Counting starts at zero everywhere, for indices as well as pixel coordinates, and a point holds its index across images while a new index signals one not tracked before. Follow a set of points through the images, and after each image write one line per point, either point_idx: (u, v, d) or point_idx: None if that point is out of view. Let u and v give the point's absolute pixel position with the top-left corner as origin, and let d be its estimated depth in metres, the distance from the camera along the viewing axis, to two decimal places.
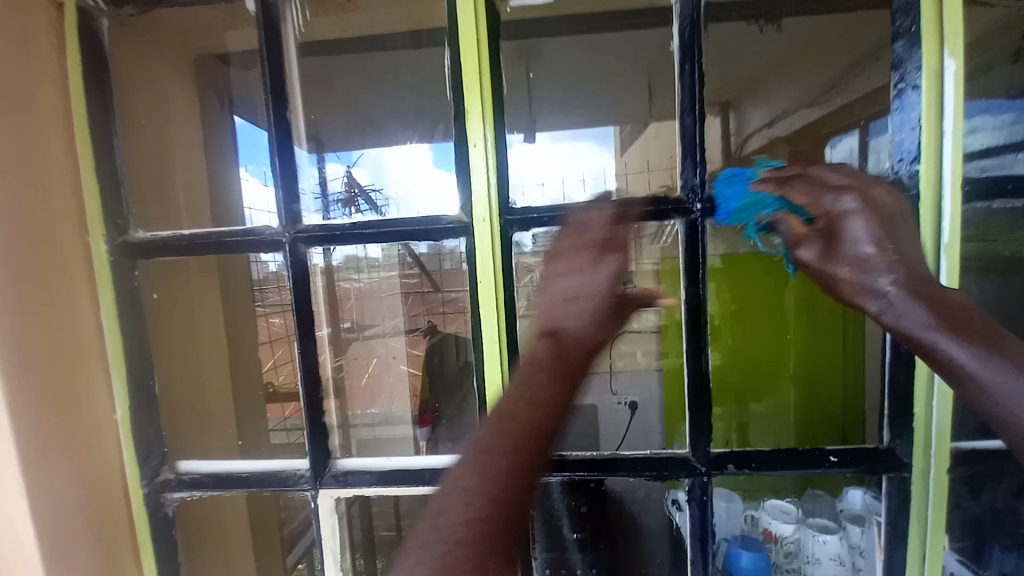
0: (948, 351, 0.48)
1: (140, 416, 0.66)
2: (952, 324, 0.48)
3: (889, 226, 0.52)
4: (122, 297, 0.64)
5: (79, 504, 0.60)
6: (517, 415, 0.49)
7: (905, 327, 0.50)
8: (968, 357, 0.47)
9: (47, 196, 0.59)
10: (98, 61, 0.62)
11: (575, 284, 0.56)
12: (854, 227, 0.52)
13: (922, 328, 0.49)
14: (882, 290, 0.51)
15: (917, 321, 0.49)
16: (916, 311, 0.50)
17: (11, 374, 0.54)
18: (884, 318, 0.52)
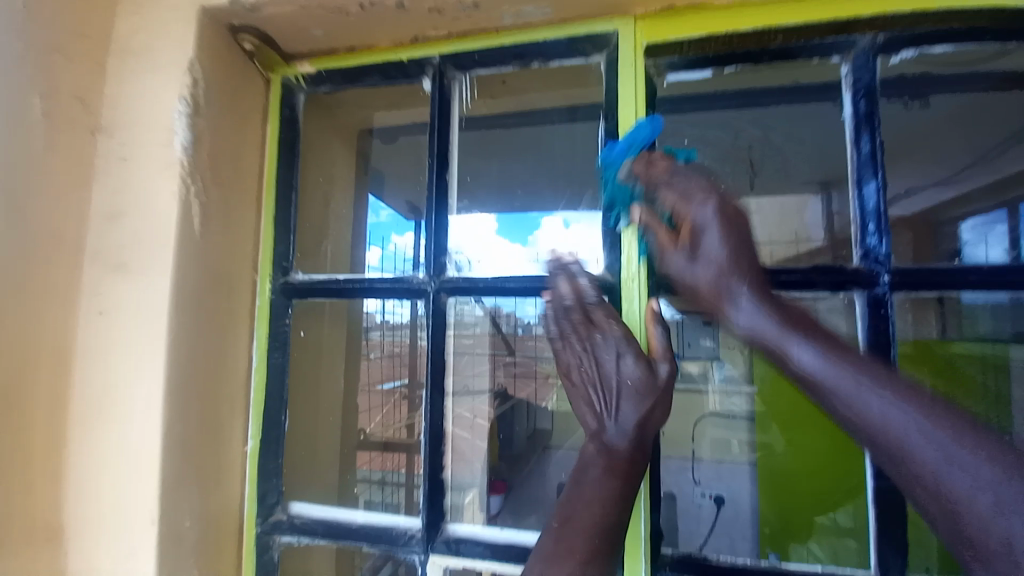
0: (891, 420, 0.40)
1: (267, 451, 0.68)
2: (867, 372, 0.42)
3: (733, 225, 0.50)
4: (275, 334, 0.69)
5: (201, 536, 0.61)
6: (575, 515, 0.49)
7: (826, 384, 0.43)
8: (897, 417, 0.40)
9: (234, 239, 0.66)
10: (293, 129, 0.72)
11: (608, 353, 0.53)
12: (740, 253, 0.49)
13: (774, 334, 0.46)
14: (787, 339, 0.46)
15: (825, 369, 0.43)
16: (817, 354, 0.44)
17: (178, 398, 0.58)
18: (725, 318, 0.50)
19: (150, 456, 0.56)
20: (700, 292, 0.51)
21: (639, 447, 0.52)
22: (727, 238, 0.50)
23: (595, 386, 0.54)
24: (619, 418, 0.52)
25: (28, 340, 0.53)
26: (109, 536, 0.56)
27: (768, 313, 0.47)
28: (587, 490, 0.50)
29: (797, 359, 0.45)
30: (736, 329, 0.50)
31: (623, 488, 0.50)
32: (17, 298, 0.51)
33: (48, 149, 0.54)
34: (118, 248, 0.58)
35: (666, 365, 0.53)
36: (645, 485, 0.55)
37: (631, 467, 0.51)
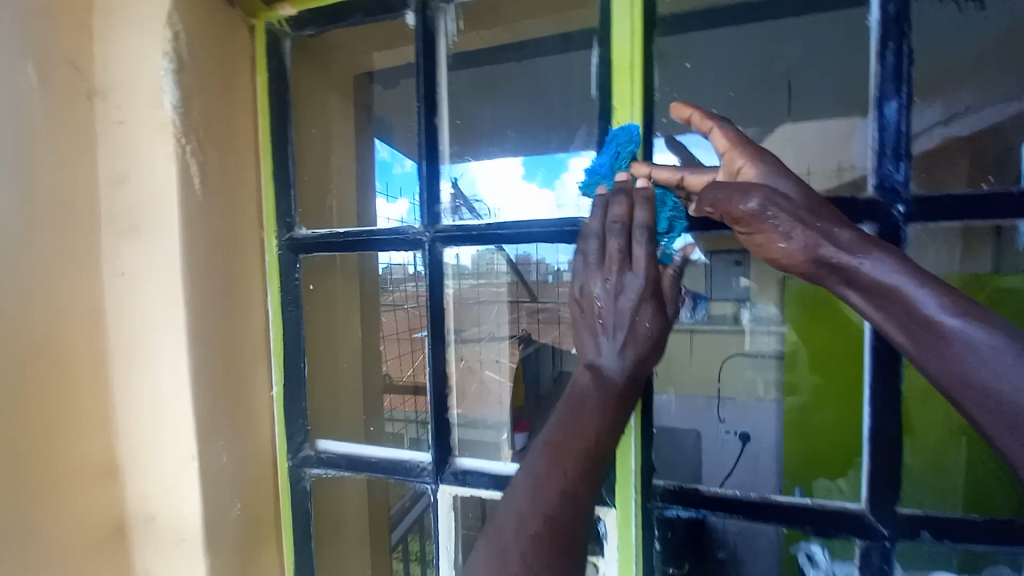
0: (942, 317, 0.38)
1: (290, 396, 0.73)
2: (918, 273, 0.40)
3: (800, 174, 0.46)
4: (286, 288, 0.72)
5: (238, 469, 0.68)
6: (568, 439, 0.50)
7: (886, 282, 0.40)
8: (946, 313, 0.38)
9: (236, 197, 0.68)
10: (283, 79, 0.71)
11: (629, 287, 0.51)
12: (789, 181, 0.44)
13: (903, 280, 0.39)
14: (835, 236, 0.42)
15: (886, 267, 0.40)
16: (878, 257, 0.41)
17: (201, 349, 0.62)
18: (822, 261, 0.42)
19: (182, 401, 0.61)
20: (746, 207, 0.43)
21: (635, 380, 0.53)
22: (790, 163, 0.45)
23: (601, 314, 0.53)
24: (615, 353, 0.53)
25: (60, 301, 0.57)
26: (158, 469, 0.63)
27: (827, 223, 0.42)
28: (580, 417, 0.51)
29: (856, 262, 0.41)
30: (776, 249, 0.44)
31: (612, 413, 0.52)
32: (43, 262, 0.55)
33: (46, 116, 0.56)
34: (128, 212, 0.61)
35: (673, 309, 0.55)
36: (636, 423, 0.57)
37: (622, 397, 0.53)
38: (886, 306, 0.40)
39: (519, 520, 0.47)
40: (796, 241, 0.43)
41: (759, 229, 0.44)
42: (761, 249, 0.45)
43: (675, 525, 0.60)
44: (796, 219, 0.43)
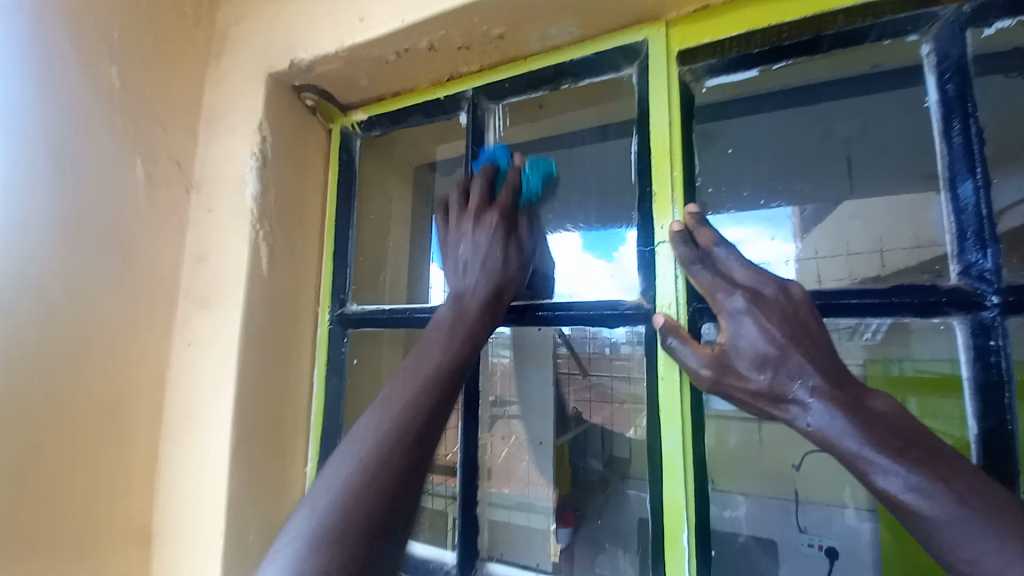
0: (896, 494, 0.36)
1: (324, 472, 0.72)
2: (885, 437, 0.38)
3: (775, 313, 0.44)
4: (333, 362, 0.74)
5: (262, 549, 0.66)
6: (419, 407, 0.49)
7: (839, 448, 0.39)
8: (902, 490, 0.36)
9: (298, 274, 0.73)
10: (350, 172, 0.79)
11: (477, 229, 0.58)
12: (745, 340, 0.44)
13: (851, 448, 0.38)
14: (788, 397, 0.42)
15: (837, 429, 0.39)
16: (830, 423, 0.40)
17: (244, 419, 0.64)
18: (782, 417, 0.43)
19: (218, 471, 0.62)
20: (698, 377, 0.47)
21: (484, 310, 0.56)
22: (755, 311, 0.45)
23: (466, 261, 0.58)
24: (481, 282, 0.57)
25: (129, 367, 0.63)
26: (186, 539, 0.63)
27: (774, 388, 0.43)
28: (418, 381, 0.50)
29: (806, 427, 0.41)
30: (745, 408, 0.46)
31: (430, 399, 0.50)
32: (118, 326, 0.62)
33: (148, 206, 0.66)
34: (203, 287, 0.68)
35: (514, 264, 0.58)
36: (690, 542, 0.50)
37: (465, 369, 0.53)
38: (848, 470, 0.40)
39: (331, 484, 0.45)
40: (753, 400, 0.45)
41: (721, 398, 0.47)
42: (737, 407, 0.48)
43: None
44: (746, 389, 0.44)
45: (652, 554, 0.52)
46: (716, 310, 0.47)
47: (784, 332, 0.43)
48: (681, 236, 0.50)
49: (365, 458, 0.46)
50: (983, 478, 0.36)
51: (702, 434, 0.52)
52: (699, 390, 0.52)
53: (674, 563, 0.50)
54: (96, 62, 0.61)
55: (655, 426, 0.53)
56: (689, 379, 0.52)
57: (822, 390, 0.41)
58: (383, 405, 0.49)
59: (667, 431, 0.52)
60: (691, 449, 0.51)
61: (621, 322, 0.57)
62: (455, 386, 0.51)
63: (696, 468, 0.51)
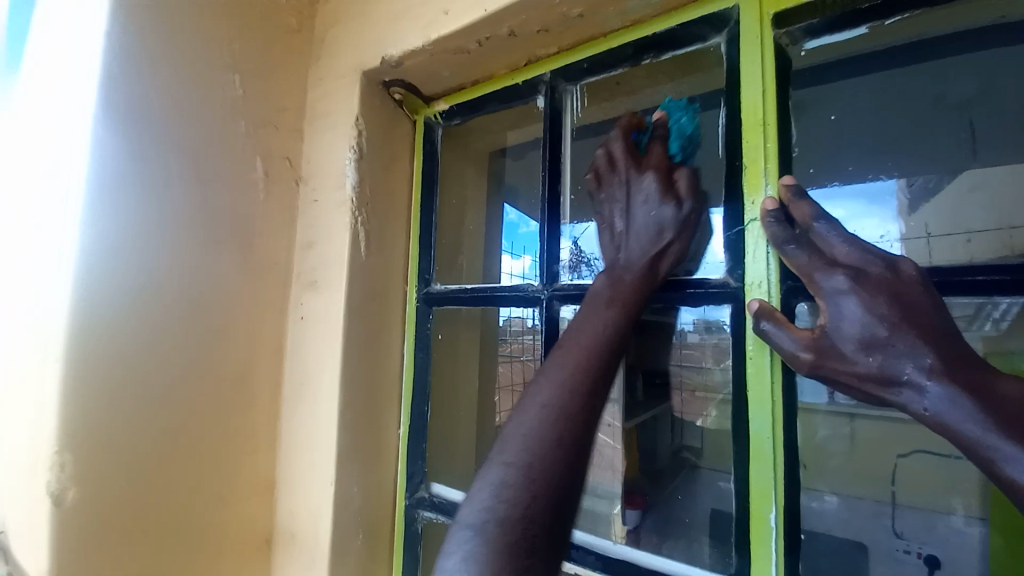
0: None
1: (414, 436, 0.79)
2: (1016, 421, 0.35)
3: (882, 290, 0.42)
4: (420, 339, 0.81)
5: (364, 502, 0.74)
6: (568, 406, 0.48)
7: (961, 433, 0.36)
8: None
9: (389, 257, 0.80)
10: (432, 159, 0.84)
11: (642, 185, 0.58)
12: (848, 320, 0.43)
13: (976, 433, 0.36)
14: (900, 379, 0.40)
15: (957, 413, 0.37)
16: (948, 406, 0.37)
17: (347, 386, 0.72)
18: (894, 402, 0.41)
19: (326, 432, 0.71)
20: (796, 362, 0.46)
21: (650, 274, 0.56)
22: (859, 291, 0.42)
23: (623, 230, 0.59)
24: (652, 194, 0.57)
25: (252, 339, 0.73)
26: (302, 487, 0.73)
27: (883, 369, 0.41)
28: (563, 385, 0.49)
29: (923, 412, 0.39)
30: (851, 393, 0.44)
31: (581, 389, 0.49)
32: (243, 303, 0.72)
33: (264, 199, 0.75)
34: (311, 269, 0.76)
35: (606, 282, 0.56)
36: (779, 524, 0.49)
37: (639, 289, 0.55)
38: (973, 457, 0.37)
39: (508, 478, 0.43)
40: (859, 383, 0.43)
41: (823, 381, 0.46)
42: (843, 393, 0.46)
43: None
44: (850, 372, 0.43)
45: (736, 535, 0.52)
46: (814, 292, 0.46)
47: (893, 311, 0.41)
48: (775, 210, 0.49)
49: (520, 477, 0.43)
50: None
51: (793, 419, 0.51)
52: (792, 372, 0.51)
53: (760, 543, 0.50)
54: (221, 76, 0.70)
55: (742, 408, 0.52)
56: (780, 361, 0.51)
57: (939, 373, 0.38)
58: (538, 401, 0.48)
59: (756, 414, 0.51)
60: (780, 433, 0.50)
61: (706, 301, 0.56)
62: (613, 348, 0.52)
63: (786, 451, 0.50)
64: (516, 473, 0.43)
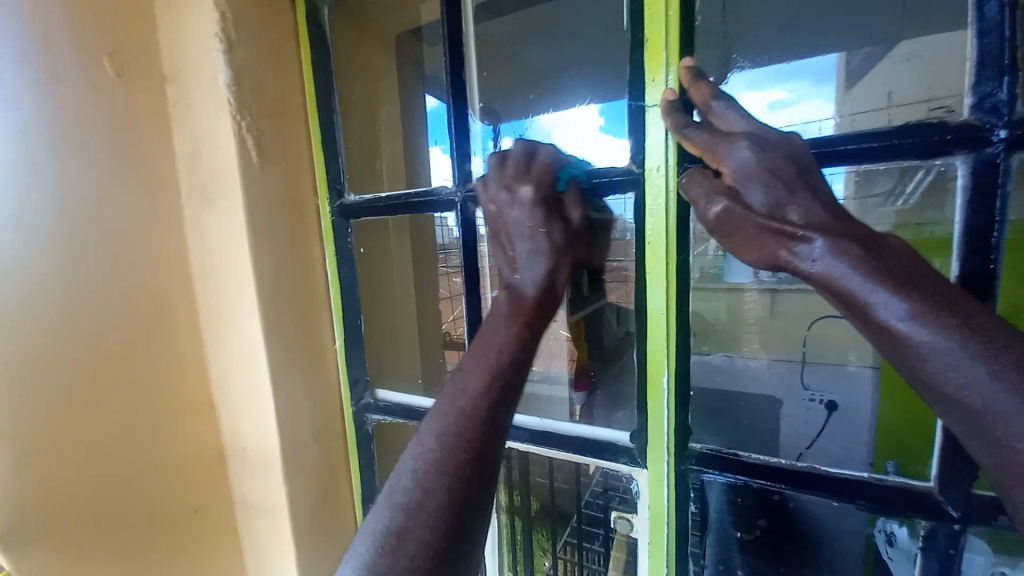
0: (887, 319, 0.38)
1: (352, 348, 0.81)
2: (883, 268, 0.39)
3: (784, 157, 0.44)
4: (342, 253, 0.78)
5: (310, 412, 0.77)
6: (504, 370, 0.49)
7: (841, 283, 0.40)
8: (892, 314, 0.37)
9: (292, 167, 0.73)
10: (324, 47, 0.74)
11: (518, 221, 0.56)
12: (757, 181, 0.44)
13: (856, 280, 0.39)
14: (797, 235, 0.42)
15: (840, 265, 0.40)
16: (834, 258, 0.40)
17: (268, 307, 0.70)
18: (786, 263, 0.44)
19: (256, 353, 0.70)
20: (707, 222, 0.48)
21: (545, 292, 0.55)
22: (763, 157, 0.44)
23: (512, 252, 0.58)
24: (538, 269, 0.56)
25: (151, 267, 0.68)
26: (243, 406, 0.74)
27: (784, 224, 0.43)
28: (489, 334, 0.52)
29: (809, 268, 0.42)
30: (745, 252, 0.46)
31: (509, 351, 0.50)
32: (130, 230, 0.65)
33: (128, 105, 0.65)
34: (203, 187, 0.69)
35: (575, 211, 0.57)
36: (671, 385, 0.56)
37: (542, 306, 0.55)
38: (845, 305, 0.41)
39: (424, 436, 0.46)
40: (759, 242, 0.45)
41: (727, 241, 0.47)
42: (739, 256, 0.48)
43: (713, 500, 0.60)
44: (753, 226, 0.44)
45: (638, 398, 0.59)
46: (721, 160, 0.46)
47: (792, 176, 0.44)
48: (669, 100, 0.50)
49: (440, 433, 0.45)
50: (981, 311, 0.37)
51: (687, 295, 0.55)
52: (685, 253, 0.54)
53: (655, 401, 0.57)
54: None
55: (643, 289, 0.56)
56: (675, 242, 0.53)
57: (827, 229, 0.41)
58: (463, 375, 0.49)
59: (653, 294, 0.55)
60: (674, 309, 0.55)
61: (612, 190, 0.57)
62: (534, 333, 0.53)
63: (680, 324, 0.55)
64: (439, 423, 0.46)
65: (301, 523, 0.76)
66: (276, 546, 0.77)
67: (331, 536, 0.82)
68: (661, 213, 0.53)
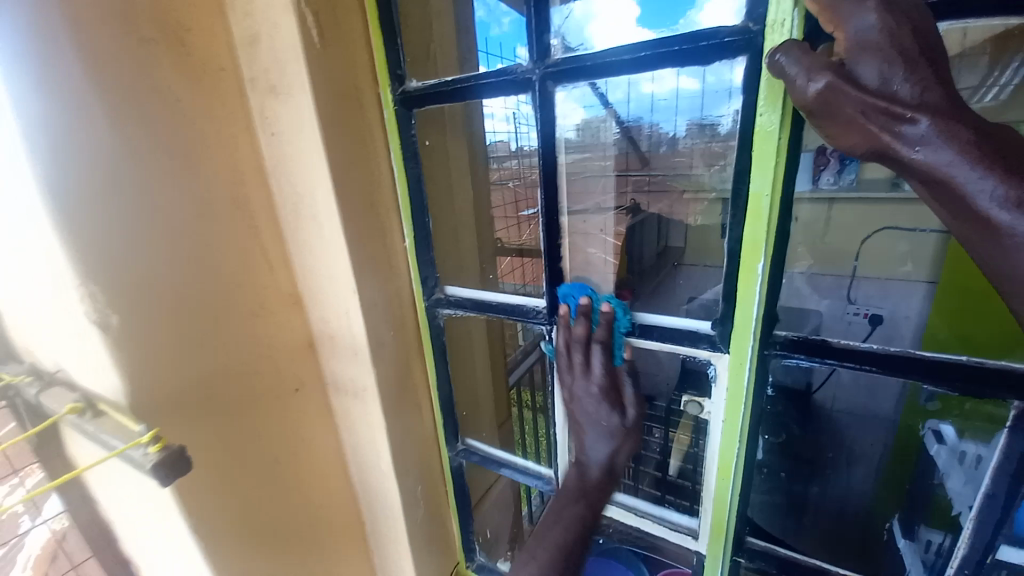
0: (989, 208, 0.35)
1: (421, 245, 0.81)
2: (993, 154, 0.35)
3: (913, 18, 0.37)
4: (405, 146, 0.75)
5: (389, 306, 0.81)
6: (570, 550, 0.69)
7: (940, 172, 0.37)
8: (995, 203, 0.35)
9: (350, 50, 0.69)
10: None
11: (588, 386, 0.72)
12: (873, 53, 0.38)
13: (959, 169, 0.36)
14: (908, 116, 0.37)
15: (948, 151, 0.36)
16: (942, 144, 0.36)
17: (342, 200, 0.70)
18: (881, 150, 0.39)
19: (336, 247, 0.72)
20: (803, 101, 0.41)
21: (610, 474, 0.73)
22: (886, 21, 0.37)
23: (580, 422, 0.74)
24: (602, 455, 0.73)
25: (226, 160, 0.69)
26: (325, 299, 0.78)
27: (892, 103, 0.37)
28: (567, 500, 0.73)
29: (912, 154, 0.37)
30: (837, 139, 0.41)
31: (585, 527, 0.71)
32: (201, 122, 0.65)
33: None
34: (267, 74, 0.67)
35: (634, 410, 0.72)
36: (765, 270, 0.54)
37: (603, 486, 0.73)
38: (933, 195, 0.38)
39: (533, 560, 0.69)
40: (860, 124, 0.39)
41: (821, 121, 0.41)
42: (828, 141, 0.42)
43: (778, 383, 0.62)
44: (858, 107, 0.38)
45: (726, 285, 0.58)
46: (839, 26, 0.39)
47: (914, 45, 0.37)
48: None
49: None
50: None
51: (794, 175, 0.51)
52: (798, 126, 0.49)
53: (746, 287, 0.56)
54: None
55: (745, 170, 0.52)
56: (790, 114, 0.49)
57: (941, 110, 0.37)
58: (546, 539, 0.70)
59: (758, 171, 0.51)
60: (779, 190, 0.51)
61: (716, 56, 0.51)
62: (605, 490, 0.73)
63: (783, 206, 0.52)
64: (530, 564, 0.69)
65: (388, 403, 0.83)
66: (367, 424, 0.85)
67: (412, 416, 0.90)
68: (777, 78, 0.48)
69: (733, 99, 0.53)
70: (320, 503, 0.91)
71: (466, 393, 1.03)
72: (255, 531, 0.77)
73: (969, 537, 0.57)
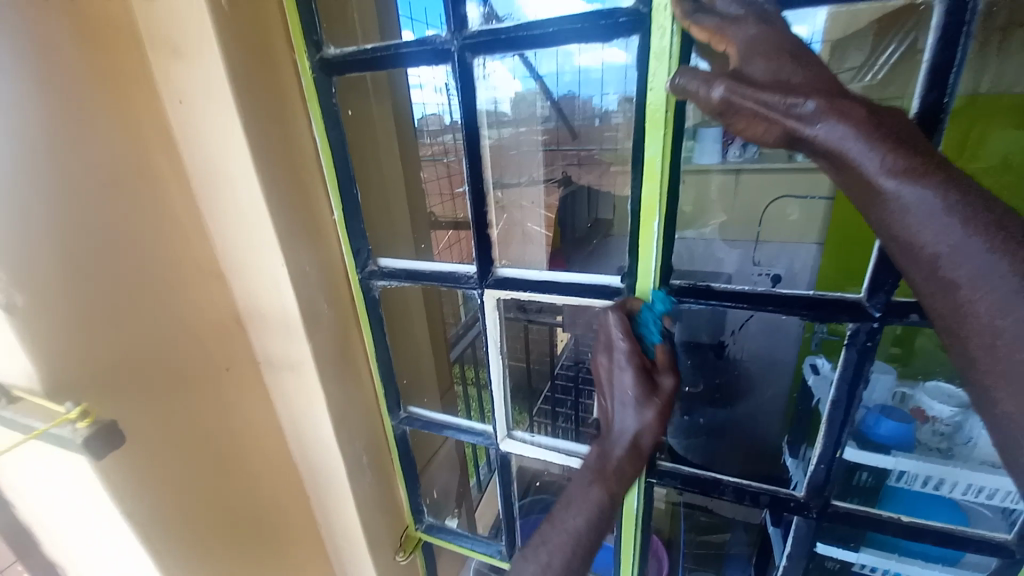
0: (877, 175, 0.42)
1: (351, 218, 0.82)
2: (877, 129, 0.42)
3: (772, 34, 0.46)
4: (327, 114, 0.75)
5: (322, 279, 0.81)
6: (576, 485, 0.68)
7: (837, 148, 0.43)
8: (882, 170, 0.42)
9: (260, 13, 0.67)
10: None
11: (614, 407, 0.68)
12: (758, 59, 0.46)
13: (852, 143, 0.43)
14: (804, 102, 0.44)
15: (838, 130, 0.43)
16: (834, 122, 0.43)
17: (264, 169, 0.69)
18: (790, 134, 0.45)
19: (261, 219, 0.72)
20: (710, 104, 0.48)
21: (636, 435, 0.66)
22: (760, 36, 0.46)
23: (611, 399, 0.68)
24: (629, 427, 0.67)
25: (129, 128, 0.65)
26: (252, 273, 0.77)
27: (788, 95, 0.44)
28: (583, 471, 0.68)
29: (812, 133, 0.44)
30: (750, 131, 0.47)
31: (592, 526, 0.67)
32: (95, 85, 0.61)
33: None
34: (170, 36, 0.64)
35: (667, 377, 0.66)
36: (660, 228, 0.63)
37: (625, 462, 0.67)
38: (835, 168, 0.45)
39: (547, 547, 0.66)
40: (767, 115, 0.45)
41: (729, 119, 0.48)
42: (742, 135, 0.48)
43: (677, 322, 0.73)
44: (758, 101, 0.45)
45: (630, 242, 0.66)
46: (726, 40, 0.48)
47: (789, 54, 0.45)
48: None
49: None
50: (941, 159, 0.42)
51: (681, 143, 0.59)
52: (684, 100, 0.57)
53: (646, 243, 0.64)
54: None
55: (642, 138, 0.59)
56: (675, 90, 0.56)
57: (826, 97, 0.44)
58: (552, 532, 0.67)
59: (651, 140, 0.59)
60: (668, 156, 0.59)
61: (615, 34, 0.57)
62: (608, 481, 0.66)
63: (673, 171, 0.60)
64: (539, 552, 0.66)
65: (327, 374, 0.85)
66: (307, 396, 0.86)
67: (353, 386, 0.92)
68: (664, 59, 0.55)
69: (631, 71, 0.60)
70: (262, 479, 0.91)
71: (406, 361, 1.06)
72: (195, 511, 0.77)
73: (823, 438, 0.72)
